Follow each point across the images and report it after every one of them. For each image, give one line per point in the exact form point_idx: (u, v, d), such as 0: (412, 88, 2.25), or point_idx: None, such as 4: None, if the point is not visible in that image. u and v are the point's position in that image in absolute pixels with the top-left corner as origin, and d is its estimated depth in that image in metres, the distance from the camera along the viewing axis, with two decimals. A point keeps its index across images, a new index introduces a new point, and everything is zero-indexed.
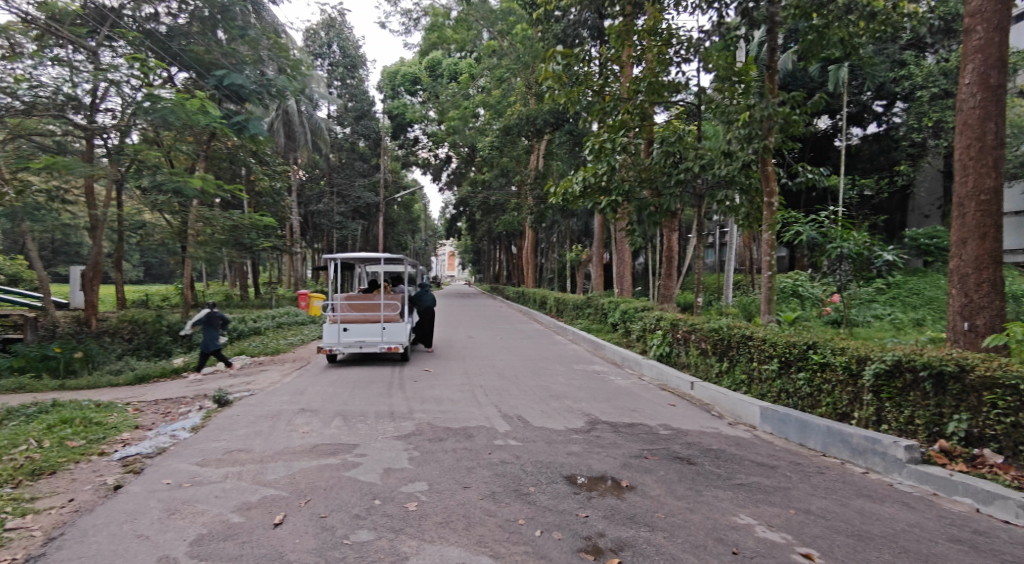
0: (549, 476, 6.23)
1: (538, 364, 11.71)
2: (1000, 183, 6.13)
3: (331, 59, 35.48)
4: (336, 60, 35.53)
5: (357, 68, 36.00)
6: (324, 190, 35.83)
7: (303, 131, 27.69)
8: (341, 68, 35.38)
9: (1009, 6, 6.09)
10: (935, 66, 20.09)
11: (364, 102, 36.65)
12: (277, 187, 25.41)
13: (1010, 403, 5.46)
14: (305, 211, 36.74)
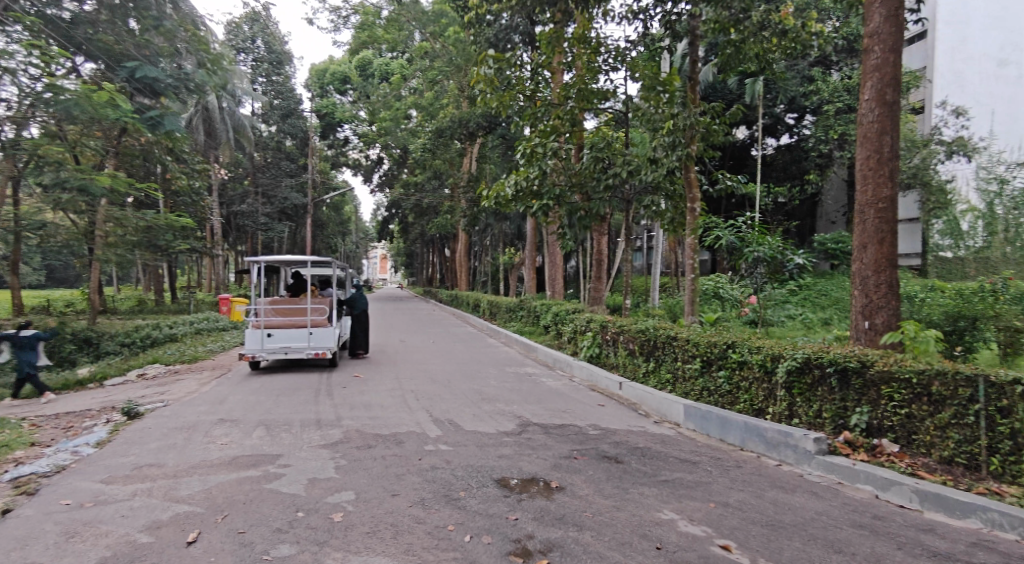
0: (479, 480, 6.24)
1: (470, 367, 11.71)
2: (895, 192, 6.68)
3: (255, 54, 34.11)
4: (261, 55, 34.09)
5: (283, 65, 34.93)
6: (249, 190, 34.91)
7: (225, 128, 26.68)
8: (266, 64, 34.29)
9: (902, 29, 6.66)
10: (838, 82, 21.88)
11: (291, 100, 35.49)
12: (196, 186, 24.23)
13: (904, 396, 5.94)
14: (226, 212, 35.22)
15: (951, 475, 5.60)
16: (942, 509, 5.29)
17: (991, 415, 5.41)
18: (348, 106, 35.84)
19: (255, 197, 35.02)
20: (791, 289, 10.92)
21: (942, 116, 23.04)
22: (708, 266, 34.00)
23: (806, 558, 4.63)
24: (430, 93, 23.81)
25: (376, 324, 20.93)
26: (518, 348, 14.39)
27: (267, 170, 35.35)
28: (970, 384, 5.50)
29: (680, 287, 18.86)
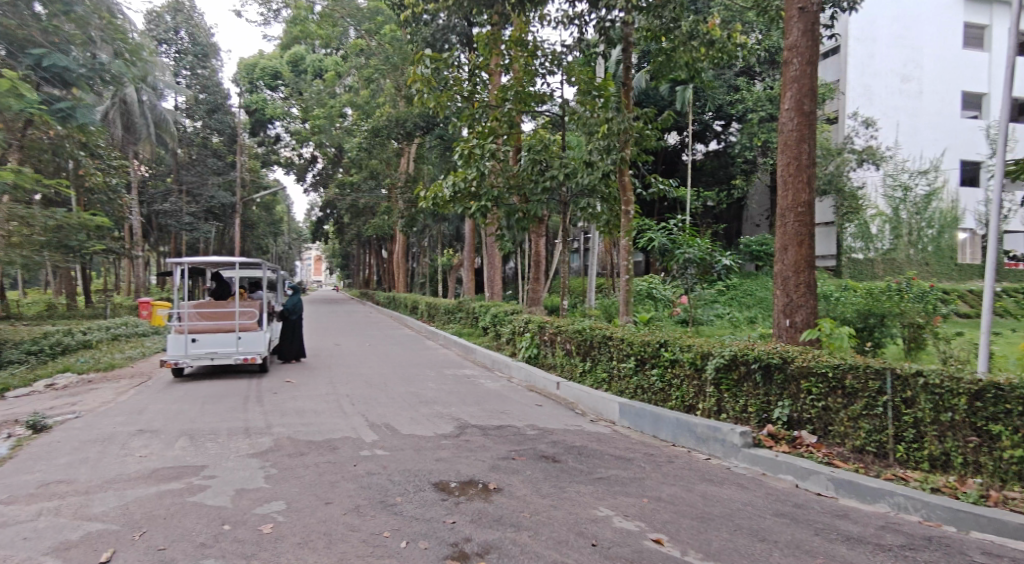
0: (416, 484, 6.16)
1: (407, 370, 11.58)
2: (813, 198, 7.08)
3: (178, 46, 32.30)
4: (185, 47, 32.49)
5: (209, 57, 33.20)
6: (171, 188, 33.13)
7: (145, 123, 25.16)
8: (190, 56, 32.47)
9: (818, 43, 7.08)
10: (762, 92, 22.89)
11: (217, 94, 33.90)
12: (113, 183, 22.82)
13: (821, 389, 6.31)
14: (146, 211, 33.30)
15: (862, 463, 5.99)
16: (855, 495, 5.64)
17: (897, 406, 5.81)
18: (279, 104, 34.90)
19: (178, 195, 33.32)
20: (720, 289, 11.38)
21: (854, 126, 24.47)
22: (642, 267, 35.07)
23: (733, 547, 4.83)
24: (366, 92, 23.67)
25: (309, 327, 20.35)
26: (456, 349, 14.34)
27: (191, 168, 33.68)
28: (879, 376, 5.90)
29: (615, 288, 19.31)
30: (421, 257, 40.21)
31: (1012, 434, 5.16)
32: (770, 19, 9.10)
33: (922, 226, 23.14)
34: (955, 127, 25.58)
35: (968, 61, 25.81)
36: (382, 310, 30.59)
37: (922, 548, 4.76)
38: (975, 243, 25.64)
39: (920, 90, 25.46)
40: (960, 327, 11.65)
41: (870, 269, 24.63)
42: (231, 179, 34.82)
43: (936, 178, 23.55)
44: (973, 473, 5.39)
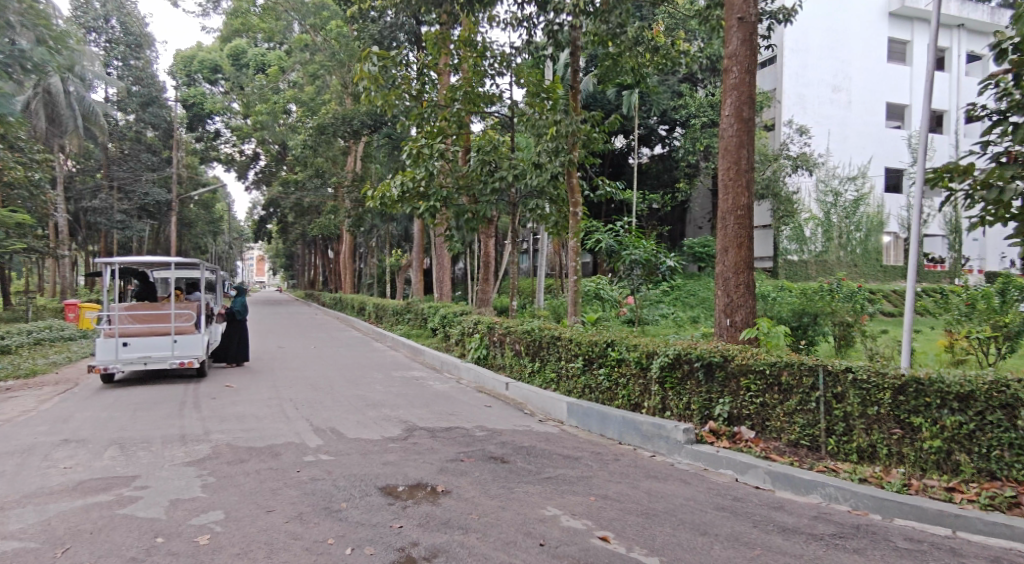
0: (362, 489, 6.04)
1: (353, 372, 11.35)
2: (752, 202, 7.34)
3: (109, 34, 30.74)
4: (116, 36, 30.94)
5: (142, 48, 31.77)
6: (101, 184, 31.44)
7: (72, 114, 23.76)
8: (122, 46, 30.89)
9: (755, 53, 7.35)
10: (703, 98, 24.18)
11: (152, 87, 32.32)
12: (37, 178, 21.47)
13: (759, 386, 6.56)
14: (73, 208, 31.50)
15: (797, 456, 6.25)
16: (789, 487, 5.88)
17: (828, 401, 6.10)
18: (217, 98, 33.69)
19: (109, 192, 31.64)
20: (665, 289, 11.70)
21: (789, 133, 25.54)
22: (589, 268, 35.61)
23: (676, 542, 4.95)
24: (312, 88, 23.68)
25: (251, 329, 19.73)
26: (404, 351, 14.16)
27: (123, 162, 32.03)
28: (812, 373, 6.18)
29: (564, 288, 19.49)
30: (369, 257, 39.60)
31: (931, 425, 5.50)
32: (711, 28, 9.44)
33: (852, 230, 25.87)
34: (881, 137, 27.07)
35: (892, 74, 27.34)
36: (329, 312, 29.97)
37: (850, 536, 5.00)
38: (898, 246, 27.18)
39: (849, 101, 26.81)
40: (887, 325, 12.39)
41: (804, 269, 25.77)
42: (167, 175, 33.42)
43: (863, 185, 25.86)
44: (897, 463, 5.71)
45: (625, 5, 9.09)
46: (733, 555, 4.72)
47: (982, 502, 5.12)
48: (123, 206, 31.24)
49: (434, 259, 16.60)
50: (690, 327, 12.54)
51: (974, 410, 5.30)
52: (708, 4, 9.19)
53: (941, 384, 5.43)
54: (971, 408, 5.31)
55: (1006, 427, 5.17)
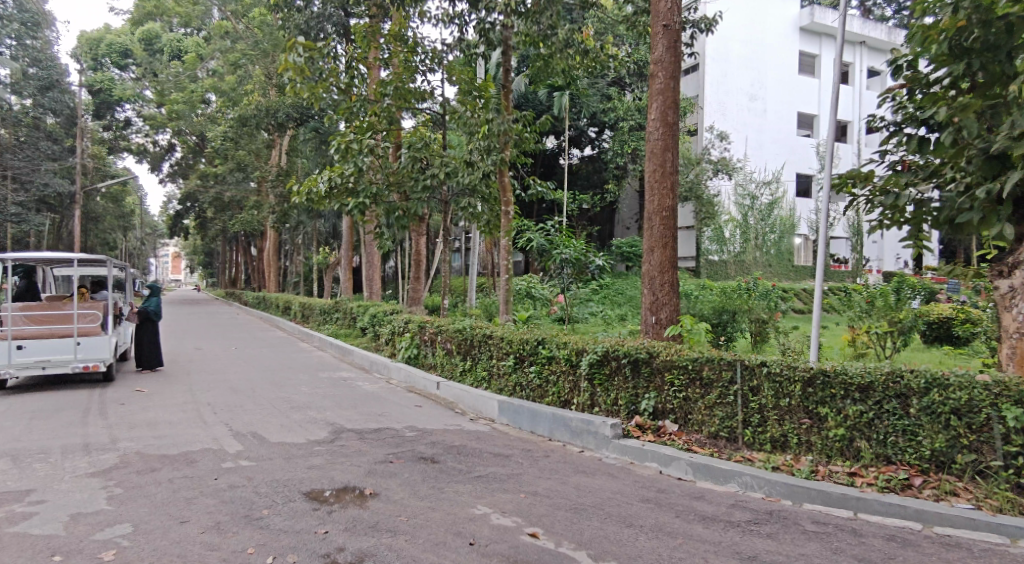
0: (285, 495, 5.83)
1: (276, 374, 10.96)
2: (676, 204, 7.60)
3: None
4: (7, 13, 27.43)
5: (40, 27, 29.15)
6: None
7: None
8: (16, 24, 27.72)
9: (679, 60, 7.62)
10: (631, 102, 24.91)
11: (53, 70, 30.05)
12: None
13: (682, 381, 6.82)
14: None
15: (716, 447, 6.52)
16: (709, 477, 6.13)
17: (745, 394, 6.41)
18: (128, 84, 31.82)
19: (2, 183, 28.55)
20: (593, 288, 12.03)
21: (711, 139, 26.68)
22: (521, 266, 35.96)
23: (604, 535, 5.05)
24: (232, 77, 23.00)
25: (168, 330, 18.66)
26: (331, 351, 13.77)
27: (19, 151, 28.94)
28: (730, 367, 6.49)
29: (496, 287, 19.55)
30: (294, 255, 38.35)
31: (836, 415, 5.89)
32: (638, 35, 9.79)
33: (766, 231, 27.09)
34: (792, 144, 28.74)
35: (802, 85, 29.02)
36: (251, 311, 28.71)
37: (763, 522, 5.27)
38: (807, 248, 28.86)
39: (764, 109, 28.21)
40: (802, 321, 13.17)
41: (724, 269, 27.10)
42: (70, 166, 31.06)
43: (777, 189, 27.21)
44: (806, 451, 6.08)
45: (555, 6, 9.32)
46: (658, 545, 4.87)
47: (879, 485, 5.51)
48: (20, 197, 28.64)
49: (364, 257, 16.27)
50: (618, 325, 12.87)
51: (873, 400, 5.72)
52: (635, 11, 9.47)
53: (845, 376, 5.83)
54: (870, 398, 5.73)
55: (901, 415, 5.60)
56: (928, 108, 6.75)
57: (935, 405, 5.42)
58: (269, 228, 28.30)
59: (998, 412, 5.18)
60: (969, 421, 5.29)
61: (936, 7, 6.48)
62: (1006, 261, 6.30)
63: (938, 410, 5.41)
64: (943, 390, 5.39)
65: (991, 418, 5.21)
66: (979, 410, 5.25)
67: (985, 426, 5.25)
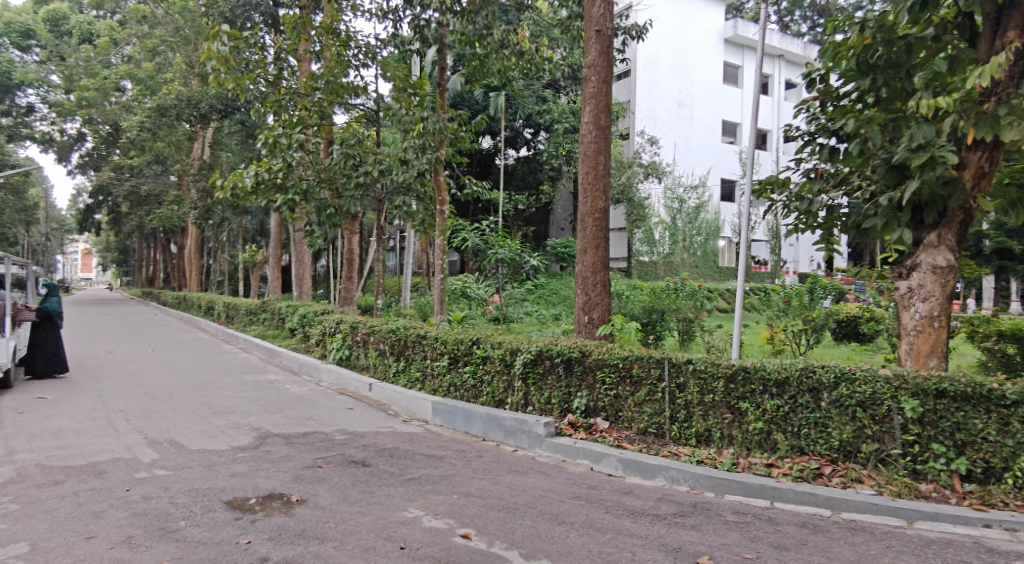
0: (204, 505, 5.55)
1: (196, 377, 10.44)
2: (608, 206, 7.76)
3: None
4: None
5: None
6: None
7: None
8: None
9: (612, 65, 7.78)
10: (566, 105, 25.31)
11: None
12: None
13: (613, 379, 6.97)
14: None
15: (645, 443, 6.70)
16: (638, 473, 6.29)
17: (672, 392, 6.63)
18: (31, 68, 29.63)
19: None
20: (528, 288, 12.17)
21: (642, 143, 27.40)
22: (456, 266, 35.78)
23: (536, 534, 5.09)
24: (150, 64, 22.06)
25: (77, 331, 17.43)
26: (258, 353, 13.24)
27: None
28: (659, 365, 6.68)
29: (430, 287, 19.36)
30: (218, 253, 36.69)
31: (755, 409, 6.18)
32: (571, 39, 9.97)
33: (694, 234, 27.66)
34: (717, 151, 30.06)
35: (725, 95, 30.33)
36: (169, 312, 27.16)
37: (688, 514, 5.46)
38: (730, 250, 30.16)
39: (692, 116, 29.30)
40: (729, 320, 13.76)
41: (654, 270, 27.61)
42: None
43: (703, 193, 27.98)
44: (728, 444, 6.34)
45: (490, 7, 9.40)
46: (588, 541, 4.96)
47: (794, 474, 5.83)
48: None
49: (294, 255, 15.76)
50: (552, 324, 13.06)
51: (788, 395, 6.04)
52: (570, 16, 9.65)
53: (763, 372, 6.13)
54: (786, 392, 6.04)
55: (813, 408, 5.94)
56: (838, 119, 7.19)
57: (844, 398, 5.80)
58: (190, 224, 26.90)
59: (897, 403, 5.60)
60: (872, 412, 5.71)
61: (846, 25, 6.93)
62: (905, 264, 6.80)
63: (846, 403, 5.79)
64: (850, 384, 5.78)
65: (891, 409, 5.63)
66: (881, 402, 5.67)
67: (886, 417, 5.67)
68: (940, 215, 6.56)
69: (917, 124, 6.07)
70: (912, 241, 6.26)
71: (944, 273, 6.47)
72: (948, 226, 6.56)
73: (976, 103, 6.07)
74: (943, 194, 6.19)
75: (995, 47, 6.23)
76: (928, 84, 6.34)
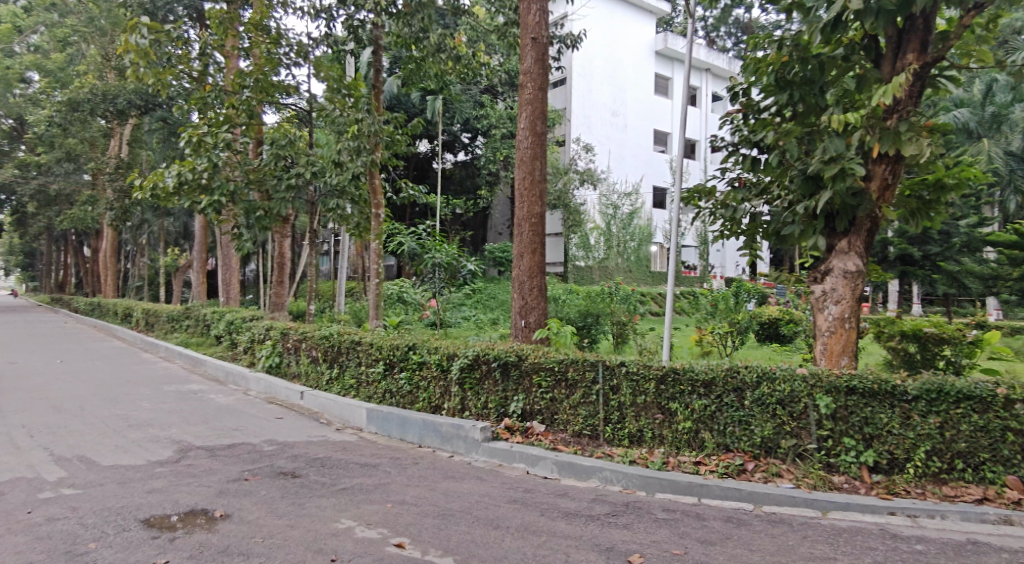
0: (118, 524, 5.22)
1: (111, 388, 9.80)
2: (544, 211, 7.85)
3: None
4: None
5: None
6: None
7: None
8: None
9: (548, 73, 7.88)
10: (503, 111, 25.50)
11: None
12: None
13: (549, 382, 7.04)
14: None
15: (580, 445, 6.80)
16: (573, 475, 6.38)
17: (607, 393, 6.76)
18: None
19: None
20: (465, 293, 12.14)
21: (577, 150, 27.84)
22: (392, 271, 35.27)
23: (470, 540, 5.07)
24: (61, 55, 21.01)
25: None
26: (180, 362, 12.58)
27: None
28: (593, 368, 6.81)
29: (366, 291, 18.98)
30: (137, 257, 34.75)
31: (684, 409, 6.39)
32: (508, 45, 10.07)
33: (627, 239, 26.87)
34: (649, 159, 31.02)
35: (656, 105, 31.29)
36: (82, 319, 25.44)
37: (621, 513, 5.58)
38: (662, 255, 31.06)
39: (625, 125, 30.09)
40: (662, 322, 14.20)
41: (589, 274, 27.46)
42: None
43: (637, 200, 28.80)
44: (658, 444, 6.51)
45: (427, 10, 9.33)
46: (523, 545, 4.98)
47: (720, 471, 6.07)
48: None
49: (220, 258, 15.11)
50: (488, 329, 13.09)
51: (715, 394, 6.28)
52: (507, 22, 9.77)
53: (692, 373, 6.36)
54: (713, 392, 6.29)
55: (737, 407, 6.20)
56: (760, 131, 7.57)
57: (765, 397, 6.09)
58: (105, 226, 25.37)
59: (813, 401, 5.93)
60: (791, 410, 6.01)
61: (766, 43, 7.33)
62: (819, 269, 7.21)
63: (768, 401, 6.08)
64: (770, 383, 6.08)
65: (808, 406, 5.95)
66: (798, 400, 5.98)
67: (803, 414, 5.99)
68: (850, 223, 6.98)
69: (829, 138, 6.45)
70: (826, 247, 6.65)
71: (853, 277, 6.92)
72: (858, 234, 6.99)
73: (880, 119, 6.51)
74: (852, 203, 6.61)
75: (896, 68, 6.72)
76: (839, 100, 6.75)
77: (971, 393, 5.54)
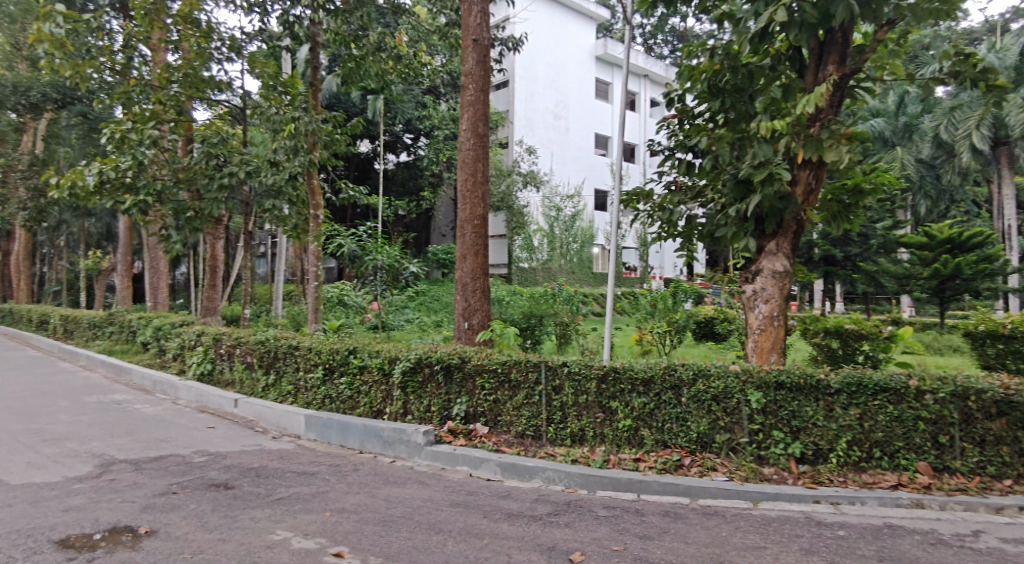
0: (29, 546, 4.86)
1: (24, 401, 9.13)
2: (486, 213, 7.84)
3: None
4: None
5: None
6: None
7: None
8: None
9: (489, 75, 7.88)
10: (445, 112, 25.45)
11: None
12: None
13: (493, 384, 7.03)
14: None
15: (523, 446, 6.81)
16: (516, 476, 6.39)
17: (549, 393, 6.81)
18: None
19: None
20: (408, 295, 12.02)
21: (520, 152, 28.01)
22: (332, 273, 34.45)
23: (412, 546, 4.99)
24: None
25: None
26: (102, 371, 11.86)
27: None
28: (536, 369, 6.84)
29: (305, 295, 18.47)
30: (53, 260, 32.59)
31: (625, 407, 6.51)
32: (450, 46, 10.04)
33: (570, 241, 28.60)
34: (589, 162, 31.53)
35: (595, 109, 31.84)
36: None
37: (563, 513, 5.62)
38: (604, 256, 31.76)
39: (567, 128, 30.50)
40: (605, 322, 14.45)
41: (533, 275, 28.05)
42: None
43: (579, 203, 29.22)
44: (599, 443, 6.61)
45: (365, 7, 9.40)
46: (465, 548, 4.95)
47: (658, 467, 6.21)
48: None
49: (147, 261, 14.35)
50: (433, 331, 13.03)
51: (653, 392, 6.43)
52: (448, 23, 9.74)
53: (632, 372, 6.49)
54: (651, 390, 6.44)
55: (674, 404, 6.38)
56: (694, 137, 7.80)
57: (701, 393, 6.28)
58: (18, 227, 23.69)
59: (745, 396, 6.16)
60: (724, 405, 6.22)
61: (700, 51, 7.59)
62: (750, 269, 7.49)
63: (703, 398, 6.27)
64: (705, 380, 6.28)
65: (740, 401, 6.18)
66: (732, 395, 6.20)
67: (735, 409, 6.21)
68: (778, 226, 7.28)
69: (759, 144, 6.70)
70: (756, 248, 6.91)
71: (781, 277, 7.23)
72: (784, 236, 7.29)
73: (804, 127, 6.82)
74: (779, 206, 6.88)
75: (818, 78, 7.07)
76: (767, 108, 7.01)
77: (887, 385, 5.89)
